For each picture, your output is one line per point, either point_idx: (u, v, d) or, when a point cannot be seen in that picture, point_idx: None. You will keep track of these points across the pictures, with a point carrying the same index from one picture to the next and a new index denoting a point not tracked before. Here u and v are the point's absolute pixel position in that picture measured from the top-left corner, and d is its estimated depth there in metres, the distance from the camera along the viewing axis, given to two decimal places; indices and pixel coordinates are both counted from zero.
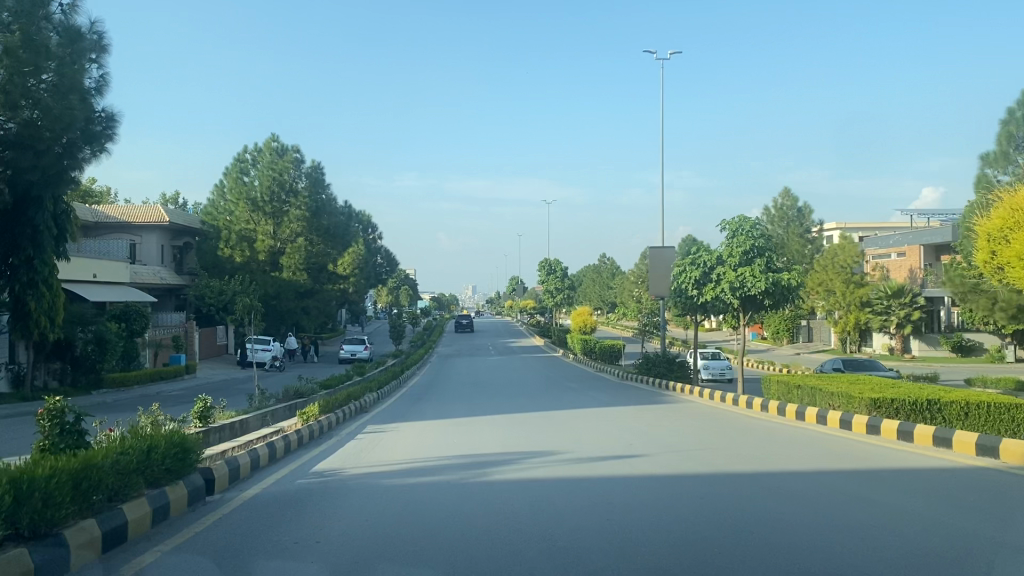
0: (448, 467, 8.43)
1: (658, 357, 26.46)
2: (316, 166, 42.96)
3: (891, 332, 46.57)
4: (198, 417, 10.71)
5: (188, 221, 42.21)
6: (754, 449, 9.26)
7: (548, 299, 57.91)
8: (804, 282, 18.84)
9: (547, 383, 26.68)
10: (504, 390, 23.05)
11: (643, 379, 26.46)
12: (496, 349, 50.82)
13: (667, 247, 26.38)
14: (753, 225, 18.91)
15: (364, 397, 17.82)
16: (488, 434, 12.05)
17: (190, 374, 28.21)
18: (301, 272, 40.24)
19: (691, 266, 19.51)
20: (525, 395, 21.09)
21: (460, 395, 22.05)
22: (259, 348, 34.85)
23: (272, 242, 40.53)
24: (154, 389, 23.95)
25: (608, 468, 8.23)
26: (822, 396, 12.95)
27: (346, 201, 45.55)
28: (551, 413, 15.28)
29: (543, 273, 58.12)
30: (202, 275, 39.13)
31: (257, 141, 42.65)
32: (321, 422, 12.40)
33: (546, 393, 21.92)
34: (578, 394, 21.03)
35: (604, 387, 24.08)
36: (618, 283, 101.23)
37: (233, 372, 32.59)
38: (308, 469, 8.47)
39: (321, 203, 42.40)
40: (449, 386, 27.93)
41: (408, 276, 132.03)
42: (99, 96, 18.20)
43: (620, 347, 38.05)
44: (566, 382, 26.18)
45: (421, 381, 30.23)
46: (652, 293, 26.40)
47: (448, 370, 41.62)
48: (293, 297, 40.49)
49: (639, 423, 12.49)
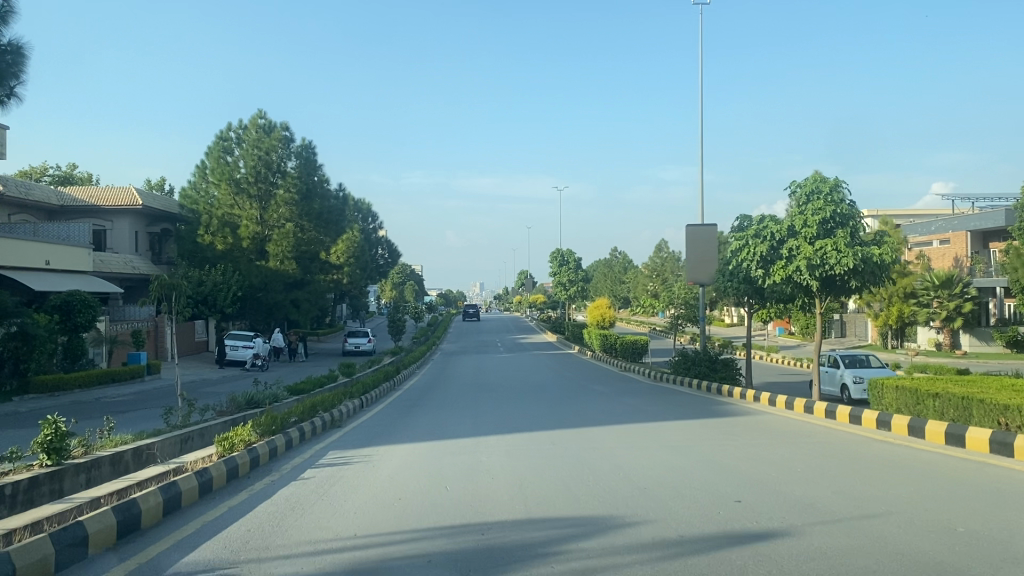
0: (434, 563, 4.50)
1: (698, 355, 22.46)
2: (307, 144, 39.04)
3: (937, 326, 42.51)
4: (48, 453, 6.83)
5: (165, 205, 38.28)
6: (965, 512, 5.31)
7: (561, 293, 53.88)
8: (897, 258, 15.00)
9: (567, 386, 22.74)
10: (517, 396, 19.08)
11: (681, 381, 22.49)
12: (506, 346, 46.86)
13: (708, 225, 22.47)
14: (832, 187, 15.04)
15: (337, 408, 13.85)
16: (500, 464, 8.10)
17: (153, 375, 24.48)
18: (289, 261, 36.27)
19: (752, 240, 15.51)
20: (545, 402, 17.14)
21: (463, 403, 18.10)
22: (239, 346, 30.95)
23: (257, 228, 36.67)
24: (98, 393, 20.13)
25: (738, 568, 4.31)
26: (981, 411, 8.90)
27: (343, 184, 41.52)
28: (584, 429, 11.34)
29: (555, 264, 54.21)
30: (179, 265, 35.32)
31: (241, 118, 38.73)
32: (251, 450, 8.43)
33: (569, 399, 17.96)
34: (608, 400, 17.07)
35: (636, 391, 20.09)
36: (631, 278, 96.99)
37: (208, 372, 28.93)
38: (165, 569, 4.55)
39: (313, 183, 38.44)
40: (452, 390, 24.03)
41: (413, 272, 128.21)
42: (4, 25, 14.38)
43: (645, 343, 34.11)
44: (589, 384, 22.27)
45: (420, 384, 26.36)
46: (689, 278, 22.47)
47: (452, 370, 37.60)
48: (282, 288, 36.54)
49: (723, 452, 8.52)
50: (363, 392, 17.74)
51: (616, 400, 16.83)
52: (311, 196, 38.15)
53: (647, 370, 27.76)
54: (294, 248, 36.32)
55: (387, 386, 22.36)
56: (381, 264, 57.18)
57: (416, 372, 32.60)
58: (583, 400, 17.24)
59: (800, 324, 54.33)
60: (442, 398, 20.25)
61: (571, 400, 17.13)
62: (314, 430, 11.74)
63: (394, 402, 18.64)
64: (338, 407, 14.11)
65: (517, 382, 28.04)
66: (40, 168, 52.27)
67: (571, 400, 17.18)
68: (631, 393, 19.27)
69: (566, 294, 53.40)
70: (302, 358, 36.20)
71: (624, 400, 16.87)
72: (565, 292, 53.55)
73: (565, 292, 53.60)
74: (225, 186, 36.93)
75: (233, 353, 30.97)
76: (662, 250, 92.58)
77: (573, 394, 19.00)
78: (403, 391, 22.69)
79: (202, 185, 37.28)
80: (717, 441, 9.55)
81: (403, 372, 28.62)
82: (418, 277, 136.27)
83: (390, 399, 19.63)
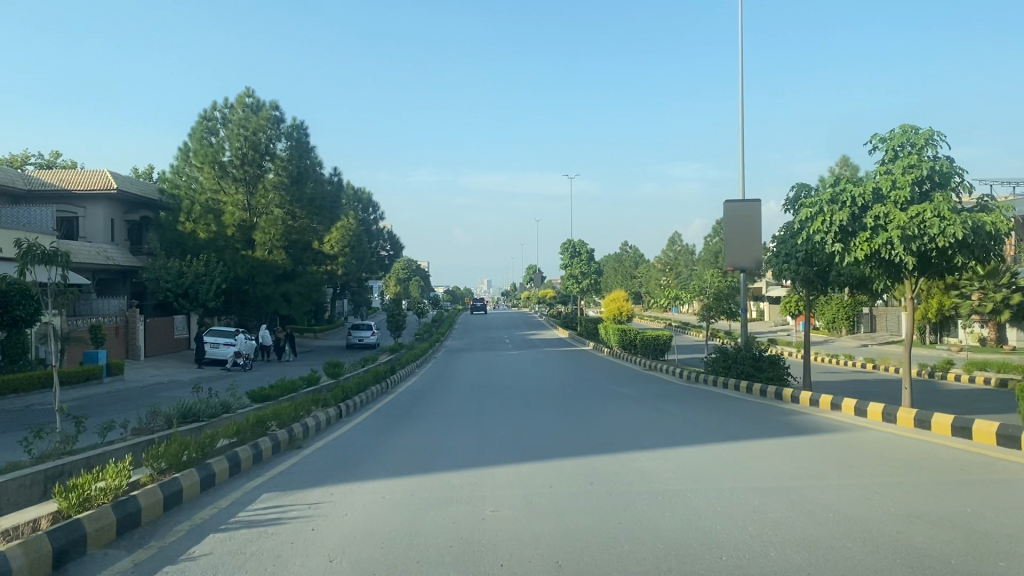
0: None
1: (741, 351, 19.37)
2: (298, 124, 36.02)
3: (981, 319, 39.41)
4: None
5: (144, 190, 35.18)
6: None
7: (572, 286, 50.79)
8: (1011, 228, 11.87)
9: (587, 390, 19.70)
10: (531, 403, 16.13)
11: (719, 382, 19.43)
12: (514, 342, 43.92)
13: (754, 201, 19.44)
14: (929, 139, 11.90)
15: (302, 421, 10.85)
16: (516, 534, 5.18)
17: (114, 376, 21.51)
18: (278, 250, 33.25)
19: (827, 207, 12.33)
20: (565, 410, 14.13)
21: (465, 412, 15.14)
22: (220, 343, 27.73)
23: (243, 214, 33.66)
24: (38, 397, 17.22)
25: None
26: None
27: (339, 169, 38.47)
28: (626, 451, 8.36)
29: (566, 256, 51.11)
30: (159, 255, 32.38)
31: (227, 96, 35.71)
32: (123, 500, 5.48)
33: (592, 406, 14.96)
34: (642, 405, 14.07)
35: (670, 394, 17.02)
36: (643, 272, 93.81)
37: (185, 372, 26.18)
38: None
39: (306, 166, 35.38)
40: (456, 393, 21.08)
41: (418, 268, 125.21)
42: None
43: (668, 339, 31.10)
44: (613, 387, 19.23)
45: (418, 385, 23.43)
46: (727, 262, 19.53)
47: (456, 368, 34.54)
48: (272, 281, 33.54)
49: (859, 501, 5.56)
50: (345, 395, 14.82)
51: (652, 405, 13.85)
52: (304, 181, 35.12)
53: (677, 370, 24.70)
54: (284, 236, 33.31)
55: (380, 387, 19.39)
56: (382, 257, 54.20)
57: (415, 372, 29.57)
58: (611, 405, 14.26)
59: (826, 318, 51.23)
60: (441, 405, 17.23)
61: (597, 408, 14.11)
62: (264, 453, 8.77)
63: (383, 410, 15.66)
64: (305, 419, 11.13)
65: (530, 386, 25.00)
66: (20, 156, 49.24)
67: (597, 408, 14.13)
68: (667, 398, 16.18)
69: (579, 287, 50.31)
70: (292, 356, 33.25)
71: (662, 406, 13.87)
72: (576, 285, 50.48)
73: (577, 286, 50.53)
74: (209, 169, 33.93)
75: (214, 351, 27.75)
76: (676, 243, 89.41)
77: (596, 400, 15.98)
78: (398, 394, 19.70)
79: (184, 169, 34.29)
80: (834, 476, 6.56)
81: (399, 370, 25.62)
82: (424, 273, 133.18)
83: (380, 406, 16.67)
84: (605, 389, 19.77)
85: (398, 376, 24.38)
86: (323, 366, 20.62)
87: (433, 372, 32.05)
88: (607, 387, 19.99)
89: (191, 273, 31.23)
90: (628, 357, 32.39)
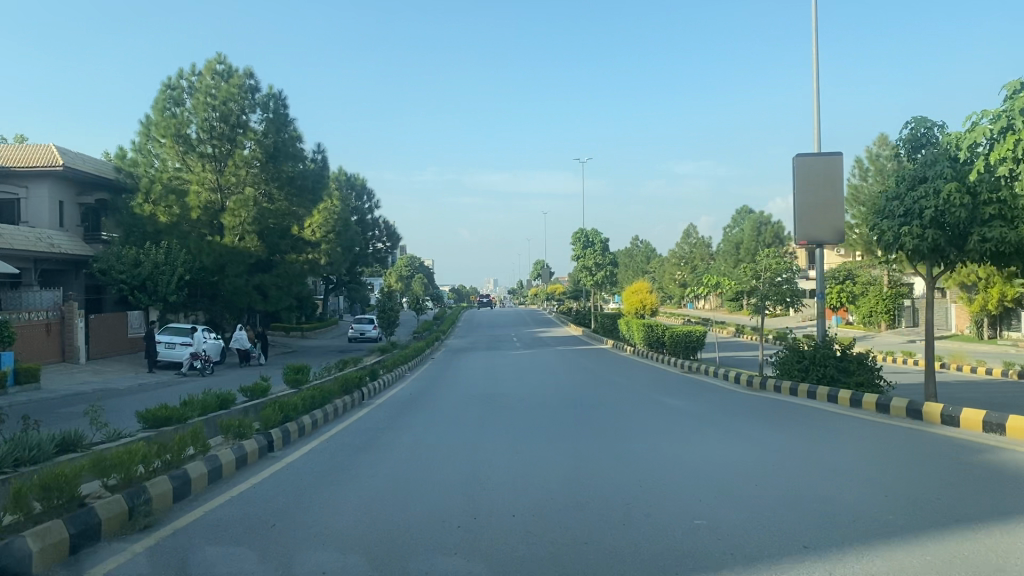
0: None
1: (822, 349, 14.92)
2: (276, 94, 31.76)
3: None
4: None
5: (100, 168, 30.92)
6: None
7: (584, 279, 46.36)
8: None
9: None
10: (560, 445, 12.36)
11: (792, 390, 14.98)
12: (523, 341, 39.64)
13: (834, 155, 15.16)
14: None
15: (179, 476, 6.68)
16: None
17: (26, 385, 17.27)
18: (250, 236, 29.03)
19: (1017, 120, 7.98)
20: (609, 462, 10.43)
21: (472, 461, 11.33)
22: (176, 343, 23.46)
23: (211, 195, 29.41)
24: None
25: None
26: None
27: (324, 147, 34.23)
28: None
29: (578, 246, 46.73)
30: (113, 241, 28.17)
31: (193, 62, 31.47)
32: None
33: (644, 453, 11.20)
34: (719, 456, 10.34)
35: (737, 425, 13.15)
36: (655, 267, 89.40)
37: (130, 377, 21.95)
38: None
39: (285, 141, 31.09)
40: (454, 414, 16.97)
41: (422, 267, 121.31)
42: None
43: (702, 335, 26.71)
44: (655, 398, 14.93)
45: (407, 393, 19.12)
46: (798, 235, 15.29)
47: (456, 371, 30.23)
48: (244, 272, 29.28)
49: None
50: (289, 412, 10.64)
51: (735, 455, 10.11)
52: (281, 156, 30.89)
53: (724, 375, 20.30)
54: (257, 220, 29.08)
55: (353, 397, 15.20)
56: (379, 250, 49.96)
57: (406, 375, 25.28)
58: (675, 458, 10.56)
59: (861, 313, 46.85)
60: (435, 435, 13.15)
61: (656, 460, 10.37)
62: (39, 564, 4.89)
63: (338, 446, 11.46)
64: (188, 467, 6.99)
65: (542, 397, 20.72)
66: None
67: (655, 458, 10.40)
68: (736, 436, 12.38)
69: (592, 280, 45.89)
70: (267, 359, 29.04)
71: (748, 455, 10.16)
72: (590, 277, 46.11)
73: (590, 278, 46.14)
74: (172, 144, 29.67)
75: (168, 352, 23.51)
76: (692, 236, 85.15)
77: (644, 441, 12.21)
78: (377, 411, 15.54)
79: (143, 144, 30.01)
80: None
81: (385, 373, 21.31)
82: (429, 270, 128.78)
83: (343, 430, 12.42)
84: (641, 425, 15.85)
85: (382, 383, 20.10)
86: (282, 373, 16.37)
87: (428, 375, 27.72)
88: (643, 422, 16.06)
89: (150, 262, 27.02)
90: (654, 357, 28.06)
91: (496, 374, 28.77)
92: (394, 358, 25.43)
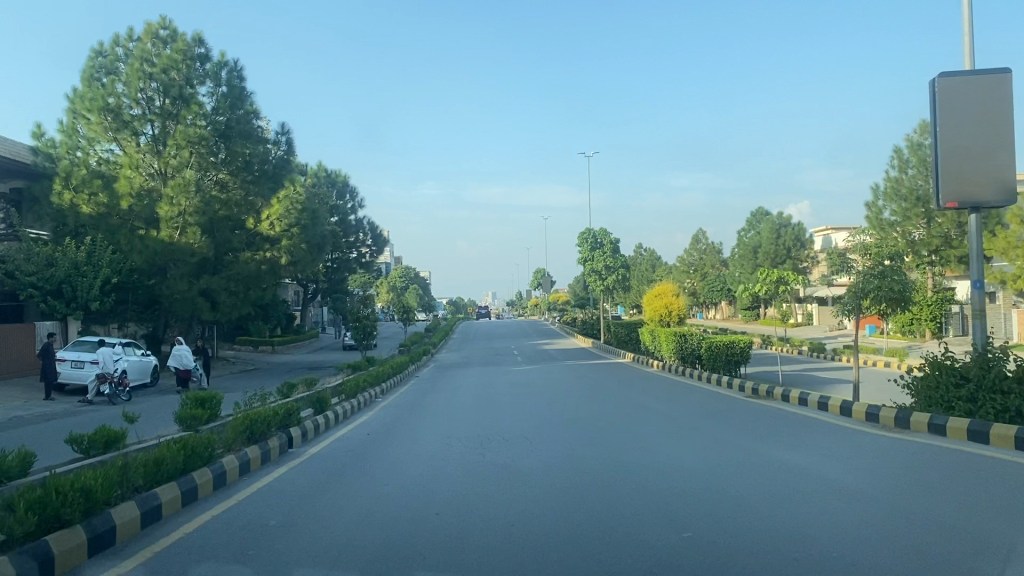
0: None
1: (996, 366, 9.48)
2: (231, 65, 26.57)
3: None
4: None
5: (16, 149, 25.67)
6: None
7: (593, 284, 41.03)
8: None
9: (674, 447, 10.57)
10: (555, 451, 10.95)
11: (951, 429, 9.52)
12: (523, 355, 34.42)
13: (1003, 73, 10.06)
14: None
15: None
16: None
17: None
18: (192, 229, 23.68)
19: None
20: (619, 464, 9.18)
21: (458, 461, 9.90)
22: (85, 360, 18.28)
23: (146, 180, 24.06)
24: None
25: None
26: None
27: (291, 130, 28.93)
28: None
29: (585, 248, 41.56)
30: (23, 237, 22.92)
31: (130, 27, 26.22)
32: None
33: (654, 456, 9.88)
34: (741, 459, 9.09)
35: (758, 435, 11.50)
36: (661, 276, 83.93)
37: (14, 406, 16.69)
38: None
39: (239, 118, 25.80)
40: (438, 438, 12.90)
41: (416, 278, 115.87)
42: None
43: (748, 344, 21.51)
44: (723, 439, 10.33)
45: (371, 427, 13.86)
46: (949, 199, 10.27)
47: (449, 390, 24.87)
48: (186, 274, 24.03)
49: None
50: (120, 481, 5.96)
51: (762, 461, 8.92)
52: (235, 134, 25.61)
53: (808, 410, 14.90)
54: (201, 210, 23.79)
55: (279, 440, 9.93)
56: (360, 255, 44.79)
57: (382, 400, 19.98)
58: (691, 461, 9.30)
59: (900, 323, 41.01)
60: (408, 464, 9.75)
61: (673, 463, 9.14)
62: None
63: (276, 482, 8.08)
64: None
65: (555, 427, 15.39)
66: None
67: (671, 463, 9.12)
68: (753, 440, 10.96)
69: (602, 284, 40.66)
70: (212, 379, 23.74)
71: (776, 460, 8.96)
72: (598, 281, 40.85)
73: (599, 282, 40.93)
74: (100, 121, 24.46)
75: (76, 373, 18.33)
76: (701, 241, 79.86)
77: (650, 450, 10.81)
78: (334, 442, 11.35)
79: (67, 123, 24.60)
80: None
81: (345, 400, 15.74)
82: (424, 284, 122.86)
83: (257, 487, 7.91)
84: (647, 433, 13.68)
85: (340, 410, 14.60)
86: (176, 411, 11.02)
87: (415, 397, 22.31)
88: (652, 431, 13.89)
89: (67, 262, 21.91)
90: (687, 371, 22.84)
91: (496, 393, 23.60)
92: (369, 375, 20.07)
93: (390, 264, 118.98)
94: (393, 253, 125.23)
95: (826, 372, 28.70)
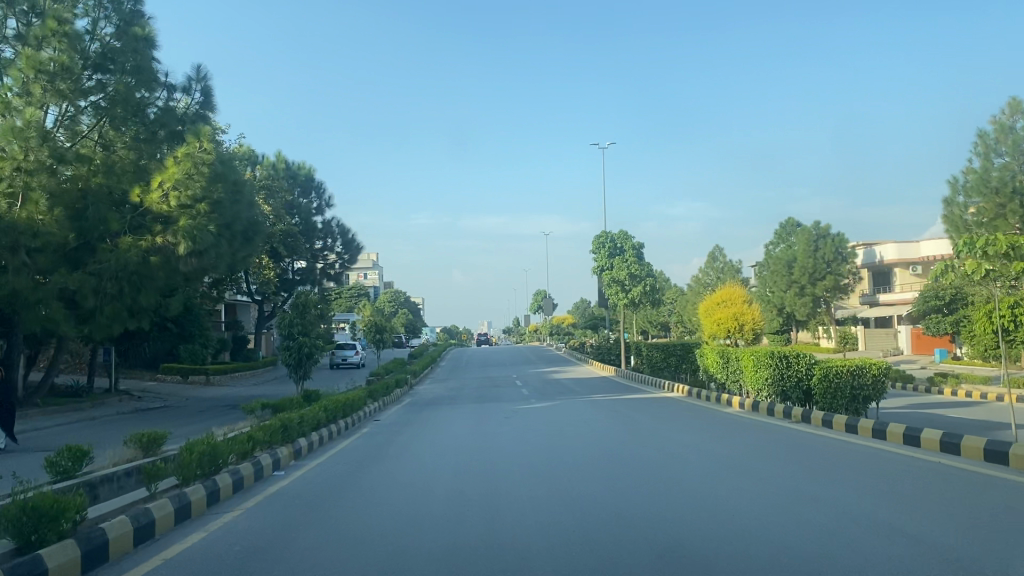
0: None
1: None
2: None
3: None
4: None
5: None
6: None
7: (614, 298, 33.16)
8: None
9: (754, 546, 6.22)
10: (561, 481, 9.82)
11: None
12: (531, 386, 26.61)
13: None
14: None
15: None
16: None
17: None
18: (36, 196, 15.71)
19: None
20: (649, 505, 7.99)
21: (454, 511, 8.15)
22: None
23: None
24: None
25: None
26: None
27: (212, 78, 21.08)
28: None
29: (602, 254, 33.90)
30: None
31: None
32: None
33: (681, 490, 8.75)
34: (785, 501, 7.96)
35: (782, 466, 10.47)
36: (672, 298, 76.00)
37: None
38: None
39: (122, 48, 18.00)
40: (423, 471, 11.13)
41: (406, 303, 107.97)
42: None
43: (885, 370, 13.61)
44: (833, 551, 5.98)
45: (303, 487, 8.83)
46: None
47: (433, 429, 16.81)
48: (30, 265, 16.08)
49: None
50: None
51: (810, 505, 7.78)
52: (125, 71, 18.14)
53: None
54: (52, 168, 15.83)
55: None
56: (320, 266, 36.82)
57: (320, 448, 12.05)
58: (727, 499, 8.16)
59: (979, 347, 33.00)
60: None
61: (708, 504, 8.02)
62: None
63: None
64: None
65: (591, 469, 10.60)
66: None
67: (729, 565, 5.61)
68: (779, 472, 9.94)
69: (625, 298, 32.83)
70: (55, 427, 15.67)
71: (826, 503, 7.85)
72: (619, 295, 33.00)
73: (620, 295, 33.07)
74: None
75: None
76: (718, 258, 72.12)
77: (672, 476, 9.71)
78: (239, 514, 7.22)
79: None
80: None
81: (187, 483, 7.18)
82: (414, 308, 114.52)
83: None
84: (654, 453, 12.41)
85: (142, 514, 6.11)
86: None
87: (373, 441, 13.90)
88: (658, 451, 12.66)
89: None
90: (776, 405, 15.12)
91: (498, 432, 16.35)
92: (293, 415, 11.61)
93: (377, 288, 110.67)
94: (379, 278, 117.03)
95: (947, 413, 20.91)
